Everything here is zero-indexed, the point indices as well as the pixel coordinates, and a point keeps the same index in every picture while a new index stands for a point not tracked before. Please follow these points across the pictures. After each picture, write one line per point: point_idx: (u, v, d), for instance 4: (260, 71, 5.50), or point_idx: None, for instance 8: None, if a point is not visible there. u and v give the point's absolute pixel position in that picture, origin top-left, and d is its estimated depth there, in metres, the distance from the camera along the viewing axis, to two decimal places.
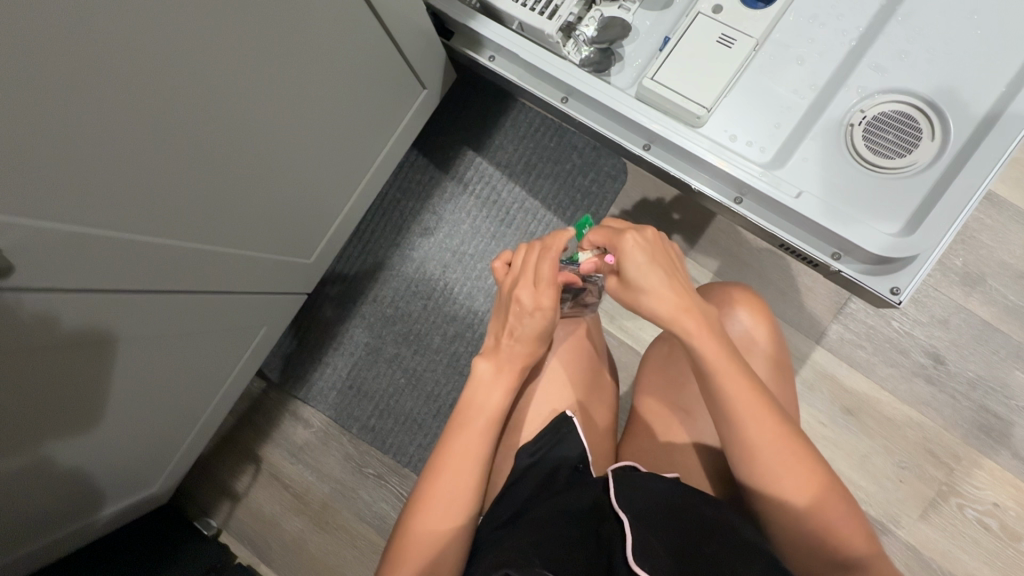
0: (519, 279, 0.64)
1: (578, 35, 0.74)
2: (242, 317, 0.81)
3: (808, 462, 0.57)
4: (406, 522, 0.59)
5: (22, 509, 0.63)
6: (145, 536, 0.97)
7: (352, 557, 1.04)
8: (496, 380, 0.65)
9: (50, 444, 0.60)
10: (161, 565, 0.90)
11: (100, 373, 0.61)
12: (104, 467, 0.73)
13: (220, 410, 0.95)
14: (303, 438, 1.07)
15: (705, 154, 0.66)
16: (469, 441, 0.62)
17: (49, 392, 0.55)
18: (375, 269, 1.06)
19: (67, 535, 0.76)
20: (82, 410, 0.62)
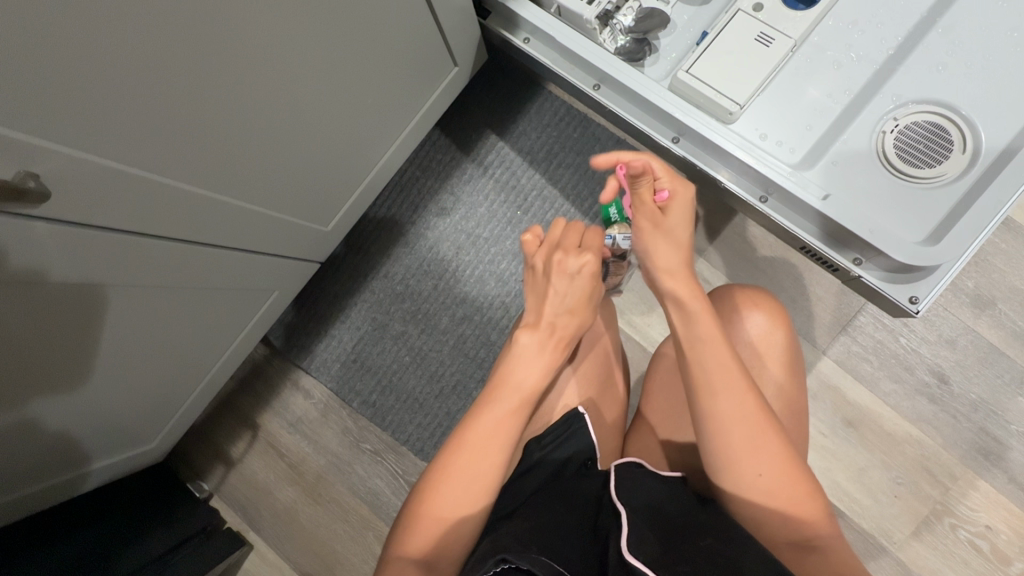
0: (562, 245, 0.65)
1: (615, 24, 0.74)
2: (255, 279, 0.81)
3: (779, 444, 0.57)
4: (425, 495, 0.59)
5: (16, 450, 0.63)
6: (131, 493, 0.96)
7: (342, 531, 1.04)
8: (538, 360, 0.64)
9: (35, 404, 0.59)
10: (146, 527, 0.89)
11: (101, 323, 0.60)
12: (101, 417, 0.73)
13: (224, 372, 0.94)
14: (303, 409, 1.07)
15: (736, 150, 0.66)
16: (499, 424, 0.61)
17: (50, 336, 0.54)
18: (390, 245, 1.06)
19: (58, 485, 0.75)
20: (69, 369, 0.60)
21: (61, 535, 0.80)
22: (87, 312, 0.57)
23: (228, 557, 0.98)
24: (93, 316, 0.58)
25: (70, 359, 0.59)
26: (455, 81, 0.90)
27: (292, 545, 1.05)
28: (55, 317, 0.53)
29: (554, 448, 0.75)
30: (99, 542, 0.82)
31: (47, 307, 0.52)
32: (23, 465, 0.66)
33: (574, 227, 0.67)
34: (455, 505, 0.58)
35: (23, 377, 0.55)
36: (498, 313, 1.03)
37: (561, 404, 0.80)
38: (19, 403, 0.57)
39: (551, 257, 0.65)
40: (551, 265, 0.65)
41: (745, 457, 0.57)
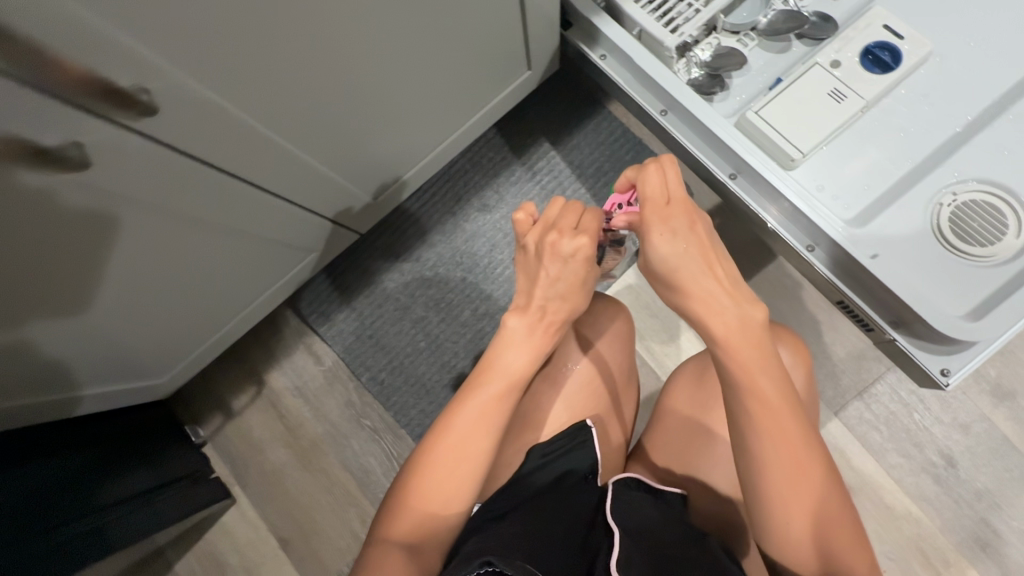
0: (557, 225, 0.62)
1: (691, 56, 0.77)
2: (296, 235, 0.82)
3: (815, 479, 0.51)
4: (412, 478, 0.59)
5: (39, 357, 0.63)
6: (115, 424, 0.93)
7: (325, 503, 1.04)
8: (524, 344, 0.62)
9: (24, 315, 0.55)
10: (111, 472, 0.85)
11: (124, 246, 0.57)
12: (108, 344, 0.72)
13: (244, 322, 0.95)
14: (311, 374, 1.07)
15: (793, 196, 0.67)
16: (489, 405, 0.61)
17: (76, 249, 0.53)
18: (427, 229, 1.07)
19: (48, 405, 0.73)
20: (68, 284, 0.56)
21: (39, 456, 0.78)
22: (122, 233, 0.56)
23: (204, 508, 0.98)
24: (122, 237, 0.56)
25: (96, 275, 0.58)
26: (522, 84, 0.92)
27: (273, 507, 1.05)
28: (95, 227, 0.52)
29: (556, 458, 0.75)
30: (68, 477, 0.78)
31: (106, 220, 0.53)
32: (24, 375, 0.64)
33: (571, 208, 0.63)
34: (442, 490, 0.58)
35: (44, 284, 0.54)
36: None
37: (570, 416, 0.80)
38: (37, 309, 0.56)
39: (544, 238, 0.62)
40: (544, 247, 0.62)
41: (777, 496, 0.51)
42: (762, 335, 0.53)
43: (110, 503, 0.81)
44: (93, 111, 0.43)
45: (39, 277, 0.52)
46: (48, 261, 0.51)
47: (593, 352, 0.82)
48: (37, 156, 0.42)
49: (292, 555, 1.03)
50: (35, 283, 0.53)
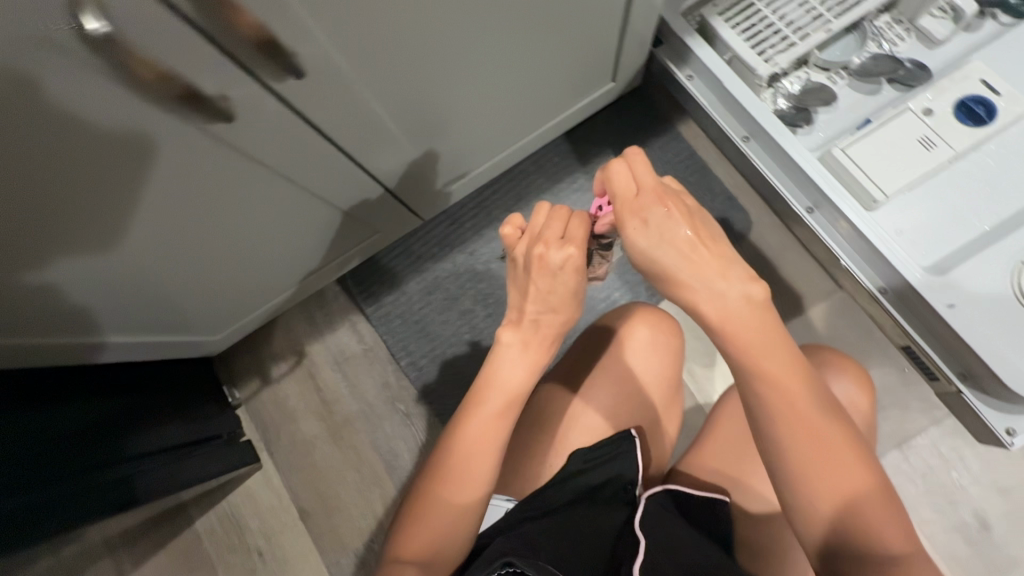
0: (543, 237, 0.55)
1: (779, 87, 0.78)
2: (370, 214, 0.84)
3: (839, 457, 0.48)
4: (421, 497, 0.60)
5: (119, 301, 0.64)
6: (142, 376, 0.90)
7: (351, 481, 1.05)
8: (518, 357, 0.59)
9: (49, 241, 0.48)
10: (114, 433, 0.78)
11: (178, 179, 0.51)
12: (155, 288, 0.67)
13: (301, 293, 0.97)
14: (351, 351, 1.09)
15: (874, 237, 0.67)
16: (489, 423, 0.59)
17: (119, 169, 0.46)
18: (484, 225, 1.09)
19: (69, 351, 0.66)
20: (101, 208, 0.48)
21: (65, 400, 0.75)
22: (202, 165, 0.53)
23: (233, 469, 0.99)
24: (183, 165, 0.51)
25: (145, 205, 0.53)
26: (601, 96, 0.94)
27: (298, 477, 1.06)
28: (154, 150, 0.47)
29: (597, 466, 0.74)
30: (65, 432, 0.71)
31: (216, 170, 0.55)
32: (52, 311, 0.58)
33: (558, 214, 0.56)
34: (449, 510, 0.59)
35: (81, 203, 0.47)
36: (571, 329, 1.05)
37: (613, 427, 0.80)
38: (78, 234, 0.50)
39: (531, 251, 0.56)
40: (532, 260, 0.55)
41: (799, 480, 0.48)
42: (768, 313, 0.47)
43: (106, 466, 0.75)
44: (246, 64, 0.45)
45: (79, 193, 0.46)
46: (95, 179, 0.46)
47: (643, 364, 0.82)
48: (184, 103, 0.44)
49: (310, 527, 1.05)
50: (77, 204, 0.46)
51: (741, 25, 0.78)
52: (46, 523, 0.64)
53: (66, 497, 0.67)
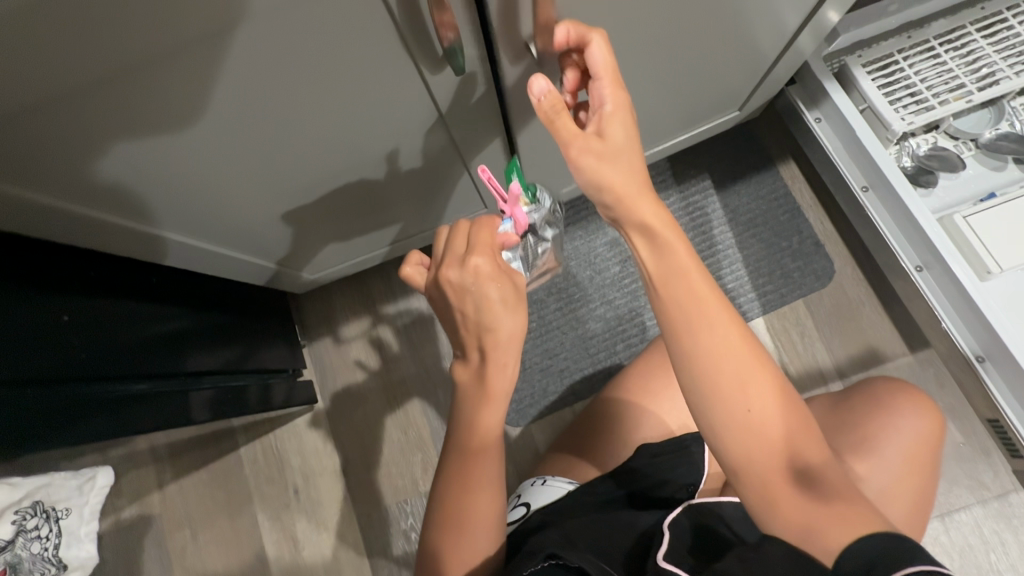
0: (445, 258, 0.53)
1: (907, 146, 0.81)
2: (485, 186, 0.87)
3: (757, 360, 0.47)
4: (433, 540, 0.58)
5: (249, 205, 0.70)
6: (220, 290, 0.91)
7: (396, 440, 1.08)
8: (482, 392, 0.54)
9: (188, 122, 0.50)
10: (187, 343, 0.80)
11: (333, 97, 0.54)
12: (272, 205, 0.71)
13: (392, 250, 1.00)
14: (420, 315, 1.12)
15: (984, 306, 0.69)
16: (472, 457, 0.57)
17: (280, 75, 0.48)
18: (570, 223, 1.11)
19: (168, 245, 0.70)
20: (245, 106, 0.51)
21: (157, 300, 0.77)
22: (379, 99, 0.57)
23: (287, 406, 1.02)
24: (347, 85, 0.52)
25: (306, 117, 0.56)
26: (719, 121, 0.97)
27: (346, 426, 1.09)
28: (347, 66, 0.50)
29: (658, 465, 0.73)
30: (143, 328, 0.72)
31: (397, 106, 0.59)
32: (180, 198, 0.62)
33: (458, 232, 0.54)
34: (463, 549, 0.57)
35: (253, 103, 0.51)
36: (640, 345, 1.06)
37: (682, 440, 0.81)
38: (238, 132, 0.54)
39: (438, 280, 0.53)
40: (447, 290, 0.52)
41: (732, 395, 0.46)
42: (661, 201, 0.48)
43: (179, 372, 0.77)
44: (480, 8, 0.50)
45: (258, 93, 0.50)
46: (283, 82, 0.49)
47: None
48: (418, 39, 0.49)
49: (348, 476, 1.07)
50: (244, 96, 0.49)
51: (880, 78, 0.80)
52: (123, 410, 0.66)
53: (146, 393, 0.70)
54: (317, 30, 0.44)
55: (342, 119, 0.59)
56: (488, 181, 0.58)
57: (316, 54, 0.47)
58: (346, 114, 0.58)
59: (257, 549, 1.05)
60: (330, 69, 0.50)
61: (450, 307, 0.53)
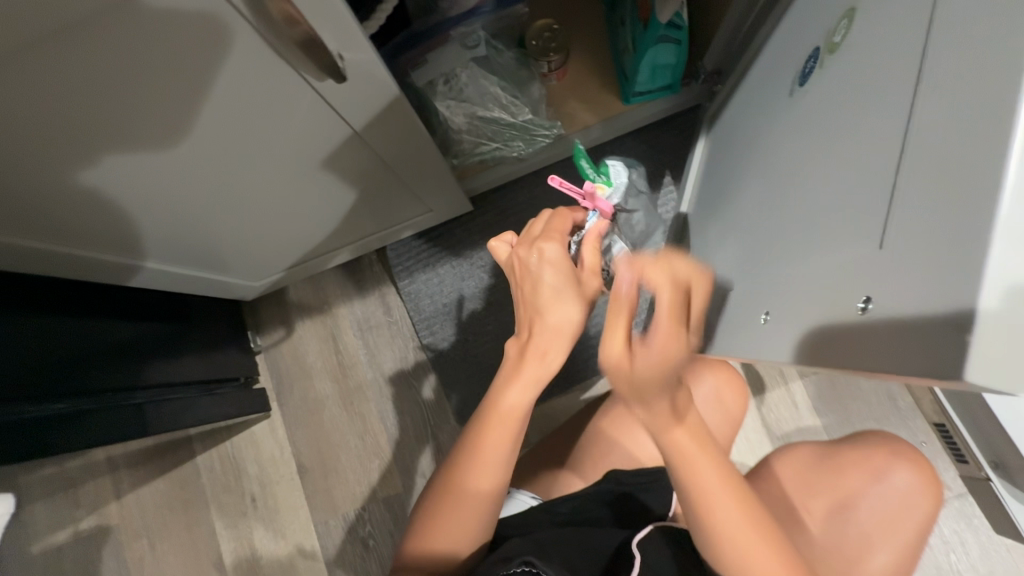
0: (527, 236, 0.56)
1: None
2: (426, 189, 0.84)
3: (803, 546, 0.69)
4: (423, 522, 0.55)
5: (178, 222, 0.67)
6: (162, 303, 0.87)
7: (353, 446, 1.07)
8: (516, 376, 0.54)
9: (77, 147, 0.47)
10: (122, 359, 0.75)
11: (229, 110, 0.51)
12: (204, 221, 0.69)
13: (340, 254, 0.98)
14: (377, 320, 1.10)
15: None
16: (495, 441, 0.54)
17: (164, 89, 0.45)
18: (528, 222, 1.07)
19: (110, 264, 0.69)
20: (135, 124, 0.47)
21: (92, 314, 0.73)
22: (283, 111, 0.54)
23: (242, 415, 1.00)
24: (239, 98, 0.50)
25: (202, 133, 0.53)
26: (697, 145, 0.93)
27: (302, 433, 1.08)
28: (231, 76, 0.47)
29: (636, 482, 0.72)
30: (77, 343, 0.69)
31: (305, 115, 0.56)
32: (102, 220, 0.60)
33: (546, 219, 0.57)
34: (457, 535, 0.55)
35: (153, 122, 0.48)
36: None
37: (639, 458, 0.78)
38: (137, 155, 0.51)
39: (515, 255, 0.55)
40: (520, 264, 0.54)
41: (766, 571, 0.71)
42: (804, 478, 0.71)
43: (109, 390, 0.71)
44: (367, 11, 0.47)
45: (150, 109, 0.46)
46: (171, 97, 0.46)
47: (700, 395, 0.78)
48: (307, 50, 0.46)
49: (306, 483, 1.06)
50: (130, 114, 0.46)
51: None
52: (41, 436, 0.59)
53: (69, 413, 0.64)
54: (177, 45, 0.41)
55: (245, 131, 0.55)
56: (565, 186, 0.59)
57: (187, 69, 0.44)
58: (247, 127, 0.55)
59: (214, 559, 1.04)
60: (217, 82, 0.47)
61: (515, 278, 0.55)
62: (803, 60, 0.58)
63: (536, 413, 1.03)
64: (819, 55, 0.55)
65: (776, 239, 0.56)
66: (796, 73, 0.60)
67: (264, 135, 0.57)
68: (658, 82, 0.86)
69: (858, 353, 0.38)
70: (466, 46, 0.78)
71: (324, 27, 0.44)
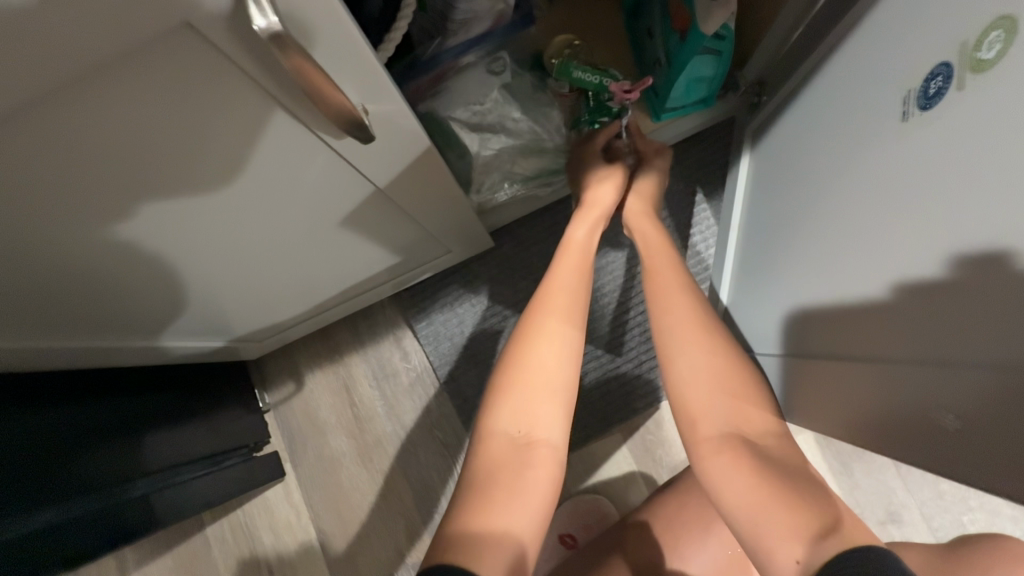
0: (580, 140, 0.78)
1: None
2: (446, 231, 0.75)
3: None
4: (477, 458, 0.52)
5: (174, 295, 0.58)
6: (148, 376, 0.77)
7: (375, 507, 0.98)
8: (574, 256, 0.66)
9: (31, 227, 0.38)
10: (109, 448, 0.65)
11: (217, 174, 0.42)
12: (202, 291, 0.61)
13: (350, 302, 0.89)
14: (394, 367, 1.01)
15: None
16: (554, 348, 0.57)
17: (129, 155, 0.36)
18: (551, 253, 0.99)
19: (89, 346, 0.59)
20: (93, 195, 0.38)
21: (68, 402, 0.62)
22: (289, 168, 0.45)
23: (252, 484, 0.90)
24: (227, 156, 0.40)
25: (189, 201, 0.44)
26: (739, 161, 0.86)
27: (320, 496, 0.99)
28: (220, 134, 0.38)
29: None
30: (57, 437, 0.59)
31: (313, 173, 0.48)
32: (76, 301, 0.51)
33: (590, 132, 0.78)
34: (513, 498, 0.49)
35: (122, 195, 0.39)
36: (648, 390, 0.94)
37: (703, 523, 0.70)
38: (108, 228, 0.42)
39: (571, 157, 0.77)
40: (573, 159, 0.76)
41: None
42: None
43: (96, 485, 0.61)
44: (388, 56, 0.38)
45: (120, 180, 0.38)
46: (143, 163, 0.37)
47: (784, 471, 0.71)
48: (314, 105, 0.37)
49: (326, 551, 0.97)
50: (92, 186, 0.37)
51: None
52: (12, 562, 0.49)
53: (48, 526, 0.54)
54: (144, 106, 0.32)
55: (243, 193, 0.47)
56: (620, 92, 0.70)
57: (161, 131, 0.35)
58: (244, 190, 0.46)
59: None
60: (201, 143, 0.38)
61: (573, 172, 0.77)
62: (923, 79, 0.46)
63: (573, 461, 0.94)
64: (951, 72, 0.43)
65: (809, 244, 0.64)
66: (910, 86, 0.48)
67: (266, 195, 0.48)
68: (692, 97, 0.79)
69: (942, 319, 0.45)
70: (490, 71, 0.72)
71: (332, 68, 0.35)
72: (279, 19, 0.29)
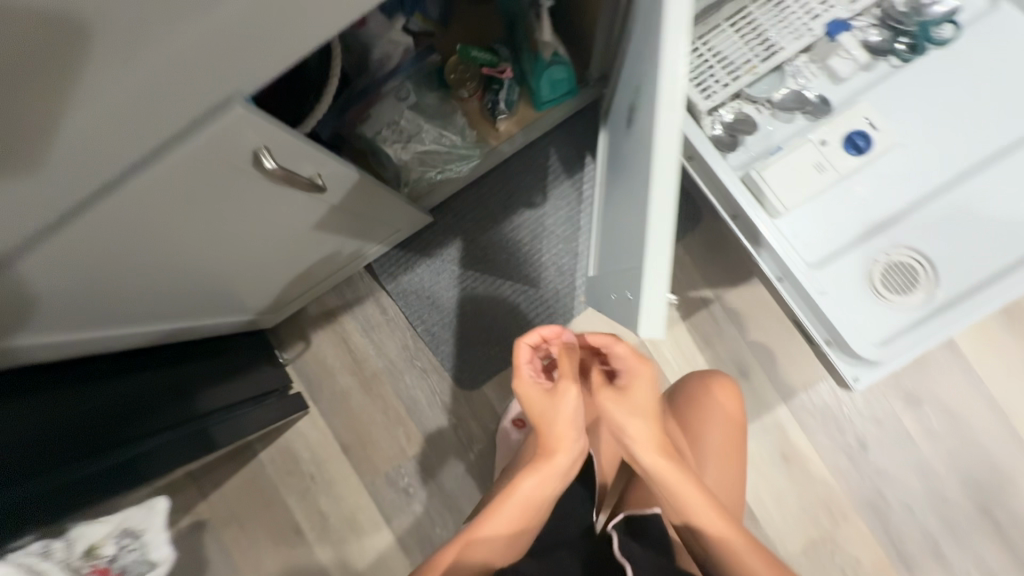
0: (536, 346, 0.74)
1: (718, 116, 0.96)
2: (393, 216, 1.05)
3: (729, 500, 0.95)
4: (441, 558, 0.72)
5: (180, 291, 0.80)
6: (163, 353, 1.01)
7: (380, 421, 1.33)
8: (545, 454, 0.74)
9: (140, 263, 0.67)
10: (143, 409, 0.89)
11: (235, 211, 0.71)
12: (195, 283, 0.81)
13: (334, 275, 1.19)
14: (377, 320, 1.33)
15: (770, 237, 0.89)
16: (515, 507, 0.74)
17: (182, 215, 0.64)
18: (482, 216, 1.29)
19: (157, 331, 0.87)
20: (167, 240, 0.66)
21: (96, 381, 0.86)
22: (200, 178, 0.60)
23: (287, 416, 1.24)
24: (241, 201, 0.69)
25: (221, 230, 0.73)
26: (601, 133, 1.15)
27: (338, 419, 1.34)
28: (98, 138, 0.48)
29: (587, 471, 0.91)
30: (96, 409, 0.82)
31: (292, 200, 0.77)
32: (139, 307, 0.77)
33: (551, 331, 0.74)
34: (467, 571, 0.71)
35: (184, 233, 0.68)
36: (565, 309, 1.28)
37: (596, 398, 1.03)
38: (178, 255, 0.71)
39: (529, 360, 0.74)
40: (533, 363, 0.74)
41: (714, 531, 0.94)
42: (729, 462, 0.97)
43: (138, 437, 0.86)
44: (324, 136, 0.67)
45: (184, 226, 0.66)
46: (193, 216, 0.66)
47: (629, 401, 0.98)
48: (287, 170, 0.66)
49: (350, 457, 1.34)
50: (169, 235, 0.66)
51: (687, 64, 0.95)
52: (84, 491, 0.73)
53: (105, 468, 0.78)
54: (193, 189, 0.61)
55: (251, 220, 0.76)
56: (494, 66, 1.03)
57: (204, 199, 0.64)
58: (252, 217, 0.75)
59: (294, 527, 1.32)
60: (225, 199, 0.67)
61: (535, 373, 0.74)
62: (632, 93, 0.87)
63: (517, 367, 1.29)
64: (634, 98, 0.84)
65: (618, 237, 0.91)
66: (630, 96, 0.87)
67: (266, 218, 0.77)
68: (559, 91, 1.06)
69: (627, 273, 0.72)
70: (399, 97, 0.99)
71: (185, 81, 0.48)
72: (260, 139, 0.61)
